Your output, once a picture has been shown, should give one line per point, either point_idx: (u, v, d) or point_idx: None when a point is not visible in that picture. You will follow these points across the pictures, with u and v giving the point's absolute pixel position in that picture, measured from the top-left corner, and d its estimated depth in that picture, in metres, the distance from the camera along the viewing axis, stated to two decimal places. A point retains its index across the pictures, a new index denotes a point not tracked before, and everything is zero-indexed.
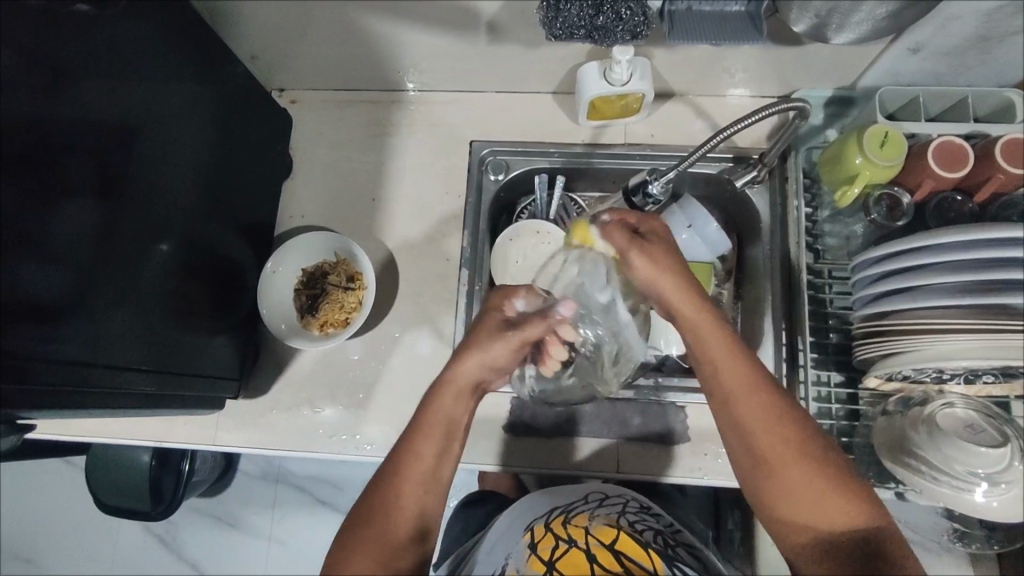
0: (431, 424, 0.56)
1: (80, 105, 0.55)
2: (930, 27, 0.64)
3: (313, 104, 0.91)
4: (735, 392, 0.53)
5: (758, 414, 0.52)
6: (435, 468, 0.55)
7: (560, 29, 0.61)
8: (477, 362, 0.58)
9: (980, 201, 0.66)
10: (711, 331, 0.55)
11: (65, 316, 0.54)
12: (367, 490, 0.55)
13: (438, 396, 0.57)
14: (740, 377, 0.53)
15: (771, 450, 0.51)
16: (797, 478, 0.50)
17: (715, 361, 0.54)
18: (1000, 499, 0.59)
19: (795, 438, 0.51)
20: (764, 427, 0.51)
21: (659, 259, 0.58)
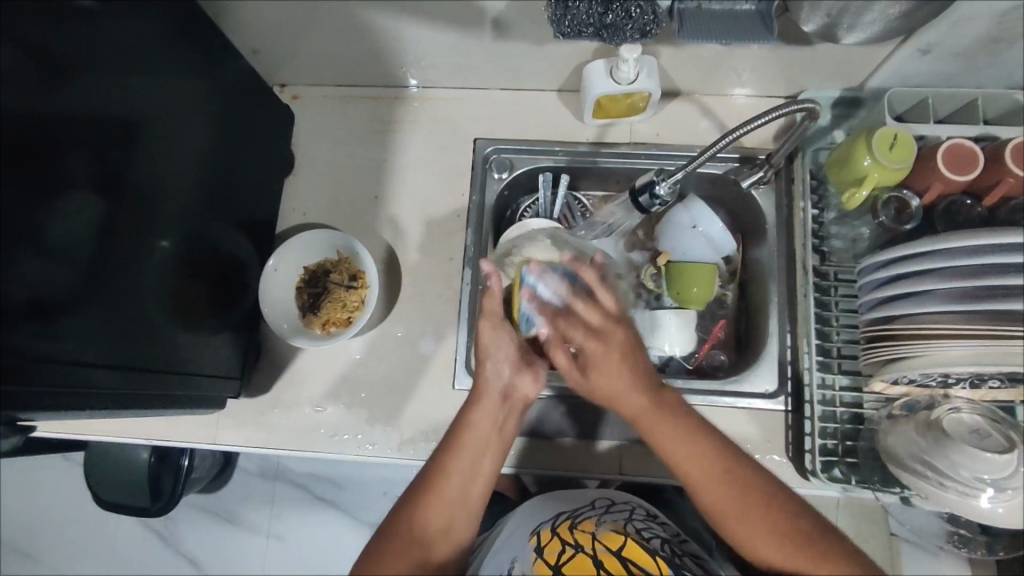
0: (463, 444, 0.59)
1: (82, 101, 0.54)
2: (942, 27, 0.63)
3: (315, 99, 0.90)
4: (697, 483, 0.56)
5: (723, 502, 0.55)
6: (467, 486, 0.58)
7: (568, 26, 0.60)
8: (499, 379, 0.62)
9: (989, 204, 0.66)
10: (659, 422, 0.58)
11: (64, 314, 0.53)
12: (403, 500, 0.59)
13: (472, 416, 0.61)
14: (700, 465, 0.56)
15: (750, 534, 0.54)
16: (781, 548, 0.53)
17: (671, 455, 0.57)
18: (1006, 505, 0.58)
19: (742, 491, 0.55)
20: (734, 512, 0.55)
21: (605, 353, 0.58)
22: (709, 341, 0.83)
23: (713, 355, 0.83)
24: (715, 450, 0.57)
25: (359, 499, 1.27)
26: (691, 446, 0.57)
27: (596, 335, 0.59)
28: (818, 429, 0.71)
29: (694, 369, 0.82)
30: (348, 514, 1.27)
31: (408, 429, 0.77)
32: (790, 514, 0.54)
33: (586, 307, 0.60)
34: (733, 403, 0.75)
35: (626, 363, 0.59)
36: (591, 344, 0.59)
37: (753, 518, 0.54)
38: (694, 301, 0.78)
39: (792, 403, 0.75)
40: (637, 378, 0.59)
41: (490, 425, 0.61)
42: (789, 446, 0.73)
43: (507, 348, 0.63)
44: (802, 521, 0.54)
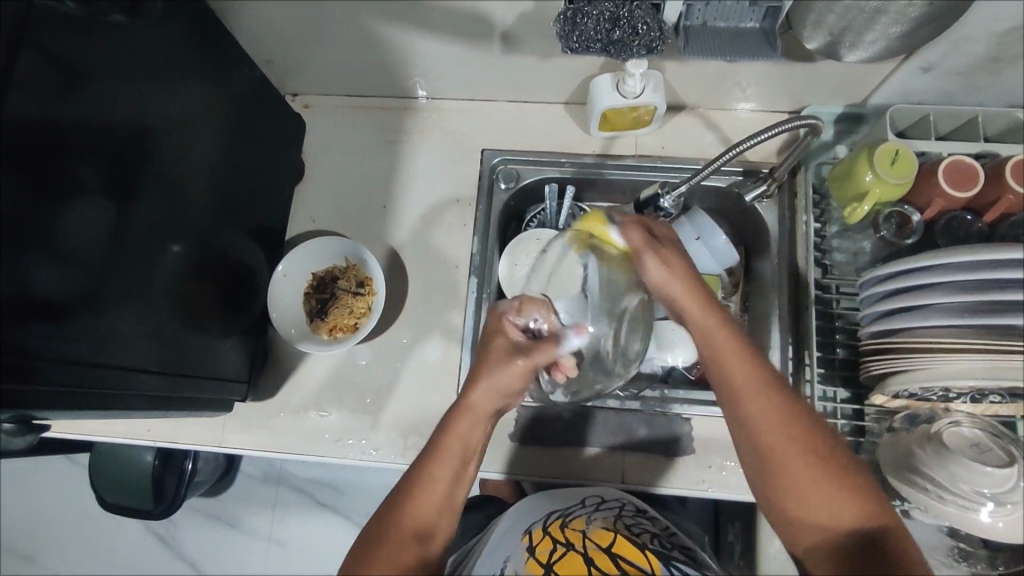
0: (450, 440, 0.57)
1: (100, 110, 0.56)
2: (942, 47, 0.64)
3: (326, 109, 0.91)
4: (771, 430, 0.52)
5: (766, 401, 0.53)
6: (458, 476, 0.58)
7: (575, 41, 0.62)
8: (490, 399, 0.58)
9: (989, 220, 0.67)
10: (735, 361, 0.55)
11: (80, 316, 0.55)
12: (392, 494, 0.58)
13: (456, 413, 0.58)
14: (742, 368, 0.54)
15: (790, 460, 0.51)
16: (802, 462, 0.51)
17: (723, 352, 0.56)
18: (1006, 520, 0.59)
19: (788, 418, 0.52)
20: (779, 438, 0.52)
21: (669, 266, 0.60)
22: None
23: None
24: (773, 383, 0.54)
25: (360, 506, 1.27)
26: (746, 370, 0.54)
27: (646, 252, 0.60)
28: None
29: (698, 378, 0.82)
30: (349, 520, 1.27)
31: (412, 435, 0.78)
32: (816, 432, 0.52)
33: (668, 252, 0.60)
34: None
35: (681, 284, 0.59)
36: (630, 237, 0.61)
37: (776, 413, 0.52)
38: None
39: None
40: (700, 300, 0.58)
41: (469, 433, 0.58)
42: None
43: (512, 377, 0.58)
44: (830, 455, 0.51)
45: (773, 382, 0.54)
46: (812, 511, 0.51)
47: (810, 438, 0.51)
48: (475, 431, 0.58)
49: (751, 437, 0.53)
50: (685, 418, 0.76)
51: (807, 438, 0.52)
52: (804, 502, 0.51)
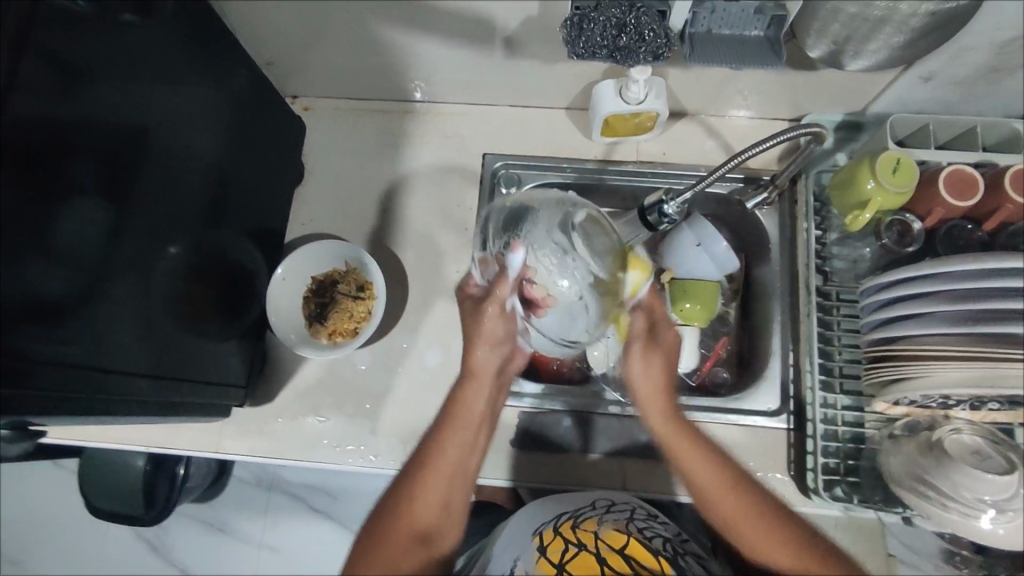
0: (456, 421, 0.60)
1: (99, 109, 0.55)
2: (943, 57, 0.65)
3: (327, 112, 0.91)
4: (728, 511, 0.59)
5: (761, 531, 0.57)
6: (461, 465, 0.60)
7: (582, 47, 0.62)
8: (490, 359, 0.63)
9: (989, 229, 0.67)
10: (694, 444, 0.62)
11: (74, 318, 0.54)
12: (394, 483, 0.60)
13: (456, 398, 0.62)
14: (711, 476, 0.60)
15: (749, 528, 0.58)
16: (755, 520, 0.58)
17: (701, 474, 0.60)
18: (1007, 527, 0.59)
19: (757, 511, 0.58)
20: (742, 522, 0.58)
21: (656, 367, 0.65)
22: (712, 358, 0.83)
23: (715, 372, 0.83)
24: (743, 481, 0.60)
25: (355, 512, 1.26)
26: (690, 438, 0.62)
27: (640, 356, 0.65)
28: (821, 449, 0.71)
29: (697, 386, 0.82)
30: (344, 526, 1.26)
31: (412, 441, 0.77)
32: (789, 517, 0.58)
33: (638, 318, 0.67)
34: (736, 420, 0.75)
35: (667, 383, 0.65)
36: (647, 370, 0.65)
37: (767, 528, 0.57)
38: (696, 318, 0.79)
39: (795, 421, 0.75)
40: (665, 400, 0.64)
41: (466, 433, 0.60)
42: (792, 463, 0.74)
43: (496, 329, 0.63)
44: (777, 508, 0.59)
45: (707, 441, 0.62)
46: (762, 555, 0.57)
47: (748, 498, 0.59)
48: (471, 434, 0.61)
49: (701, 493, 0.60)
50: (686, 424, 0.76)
51: (765, 510, 0.58)
52: (750, 547, 0.58)
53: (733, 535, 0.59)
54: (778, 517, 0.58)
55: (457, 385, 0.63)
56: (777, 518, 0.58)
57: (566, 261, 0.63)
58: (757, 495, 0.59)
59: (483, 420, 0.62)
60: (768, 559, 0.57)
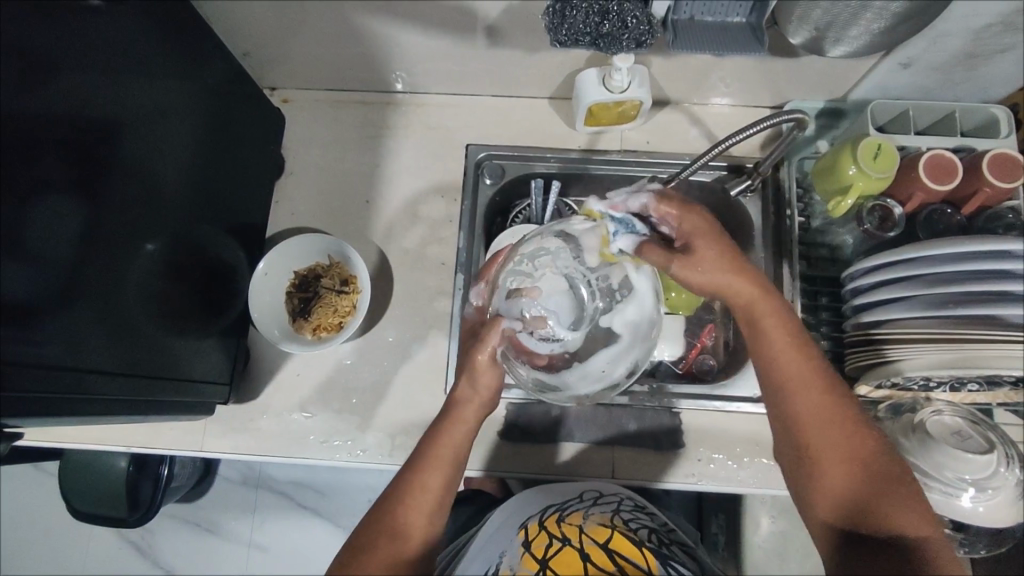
0: (438, 455, 0.59)
1: (68, 103, 0.54)
2: (921, 43, 0.65)
3: (307, 103, 0.89)
4: (796, 382, 0.54)
5: (833, 443, 0.52)
6: (441, 492, 0.59)
7: (564, 34, 0.61)
8: (474, 404, 0.62)
9: (968, 213, 0.69)
10: (758, 304, 0.57)
11: (50, 318, 0.52)
12: (376, 506, 0.58)
13: (442, 424, 0.61)
14: (791, 363, 0.55)
15: (815, 420, 0.53)
16: (819, 410, 0.53)
17: (774, 352, 0.56)
18: (987, 504, 0.61)
19: (842, 420, 0.53)
20: (794, 381, 0.55)
21: (712, 233, 0.59)
22: (697, 346, 0.83)
23: (701, 360, 0.82)
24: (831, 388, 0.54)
25: (343, 508, 1.25)
26: (770, 301, 0.57)
27: (694, 235, 0.59)
28: None
29: (683, 373, 0.82)
30: (332, 522, 1.25)
31: (399, 435, 0.76)
32: (864, 443, 0.52)
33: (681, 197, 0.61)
34: (722, 407, 0.76)
35: (733, 253, 0.59)
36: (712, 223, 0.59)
37: (842, 448, 0.52)
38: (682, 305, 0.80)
39: None
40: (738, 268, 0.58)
41: (446, 468, 0.59)
42: None
43: (490, 368, 0.62)
44: (869, 437, 0.53)
45: (787, 318, 0.57)
46: (819, 463, 0.53)
47: (832, 397, 0.54)
48: (451, 466, 0.60)
49: (771, 374, 0.56)
50: (674, 411, 0.76)
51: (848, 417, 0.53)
52: (807, 444, 0.53)
53: (790, 409, 0.54)
54: (851, 421, 0.53)
55: (441, 416, 0.62)
56: (849, 424, 0.53)
57: (549, 289, 0.71)
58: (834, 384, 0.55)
59: (463, 455, 0.61)
60: (818, 463, 0.53)
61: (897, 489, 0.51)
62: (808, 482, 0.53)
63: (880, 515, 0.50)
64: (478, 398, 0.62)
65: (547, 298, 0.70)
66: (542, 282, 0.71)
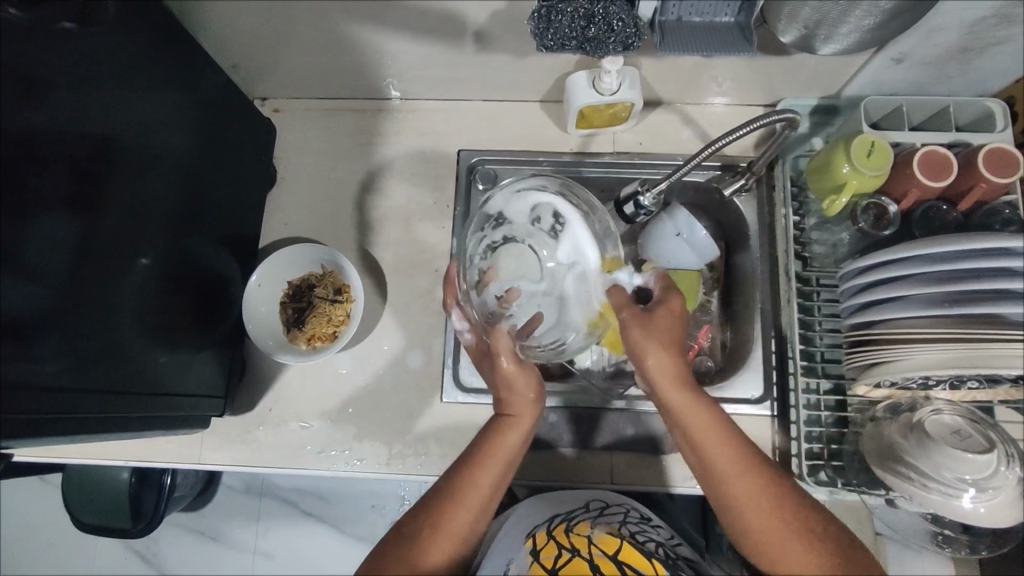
0: (496, 456, 0.60)
1: (62, 120, 0.53)
2: (913, 39, 0.64)
3: (298, 112, 0.89)
4: (728, 475, 0.56)
5: (779, 540, 0.54)
6: (491, 495, 0.59)
7: (550, 39, 0.61)
8: (525, 413, 0.64)
9: (963, 209, 0.68)
10: (691, 403, 0.59)
11: (45, 337, 0.52)
12: (429, 500, 0.58)
13: (497, 429, 0.62)
14: (727, 457, 0.57)
15: (760, 517, 0.54)
16: (760, 505, 0.55)
17: (708, 448, 0.57)
18: (988, 505, 0.60)
19: (788, 511, 0.54)
20: (730, 478, 0.56)
21: (655, 319, 0.62)
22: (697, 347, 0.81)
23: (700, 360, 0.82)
24: (772, 479, 0.56)
25: (347, 513, 1.26)
26: (699, 408, 0.59)
27: (642, 328, 0.62)
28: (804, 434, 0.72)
29: None
30: (335, 528, 1.25)
31: (396, 444, 0.76)
32: (815, 528, 0.54)
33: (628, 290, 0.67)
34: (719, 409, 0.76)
35: (672, 346, 0.62)
36: (664, 311, 0.64)
37: (793, 540, 0.53)
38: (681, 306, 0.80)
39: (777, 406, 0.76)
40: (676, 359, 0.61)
41: (501, 473, 0.59)
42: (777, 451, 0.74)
43: (529, 381, 0.65)
44: (817, 521, 0.54)
45: (708, 402, 0.59)
46: (761, 544, 0.55)
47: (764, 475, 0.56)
48: (505, 471, 0.60)
49: (708, 472, 0.57)
50: None
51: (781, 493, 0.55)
52: (762, 540, 0.55)
53: (735, 510, 0.56)
54: (798, 513, 0.54)
55: (496, 420, 0.63)
56: (796, 517, 0.54)
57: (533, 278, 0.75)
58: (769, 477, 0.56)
59: (515, 461, 0.62)
60: (777, 561, 0.54)
61: (856, 568, 0.53)
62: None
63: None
64: (528, 406, 0.64)
65: (529, 293, 0.74)
66: (519, 277, 0.75)
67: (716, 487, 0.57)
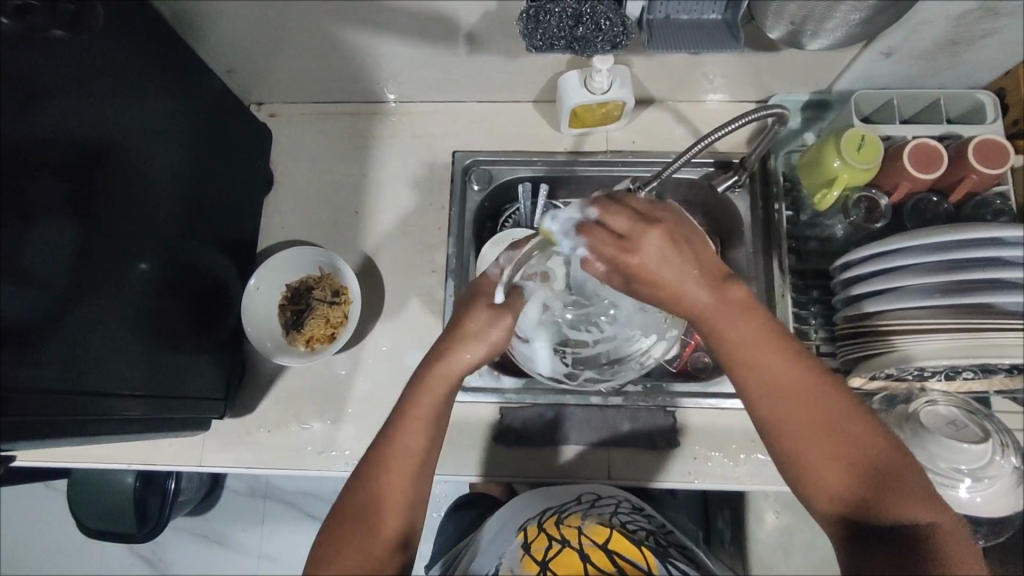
0: (414, 416, 0.55)
1: (60, 126, 0.54)
2: (900, 33, 0.65)
3: (294, 117, 0.90)
4: (779, 389, 0.50)
5: (826, 453, 0.50)
6: (422, 455, 0.55)
7: (540, 39, 0.61)
8: (463, 359, 0.56)
9: (955, 200, 0.69)
10: (735, 315, 0.51)
11: (47, 341, 0.53)
12: (354, 475, 0.55)
13: (425, 381, 0.56)
14: (772, 373, 0.51)
15: (805, 430, 0.50)
16: (804, 421, 0.50)
17: (750, 360, 0.51)
18: (985, 493, 0.61)
19: (835, 422, 0.50)
20: (779, 393, 0.50)
21: (668, 237, 0.50)
22: (692, 343, 0.81)
23: (696, 356, 0.81)
24: (819, 391, 0.50)
25: None
26: (746, 313, 0.51)
27: (646, 238, 0.49)
28: None
29: (678, 370, 0.82)
30: None
31: None
32: (859, 444, 0.50)
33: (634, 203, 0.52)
34: (716, 404, 0.76)
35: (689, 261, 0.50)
36: (658, 238, 0.49)
37: (836, 455, 0.49)
38: None
39: None
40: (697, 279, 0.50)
41: (425, 431, 0.55)
42: None
43: (488, 318, 0.58)
44: (864, 434, 0.50)
45: (766, 318, 0.52)
46: (811, 470, 0.50)
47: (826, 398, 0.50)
48: (432, 427, 0.56)
49: (748, 382, 0.52)
50: (671, 410, 0.76)
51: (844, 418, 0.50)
52: (799, 454, 0.50)
53: (777, 424, 0.51)
54: (843, 425, 0.50)
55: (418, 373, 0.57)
56: (841, 430, 0.50)
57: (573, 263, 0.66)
58: (822, 387, 0.51)
59: (445, 413, 0.57)
60: (815, 473, 0.50)
61: (899, 483, 0.49)
62: (806, 489, 0.51)
63: (879, 505, 0.49)
64: (478, 348, 0.57)
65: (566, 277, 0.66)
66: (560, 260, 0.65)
67: (755, 398, 0.51)
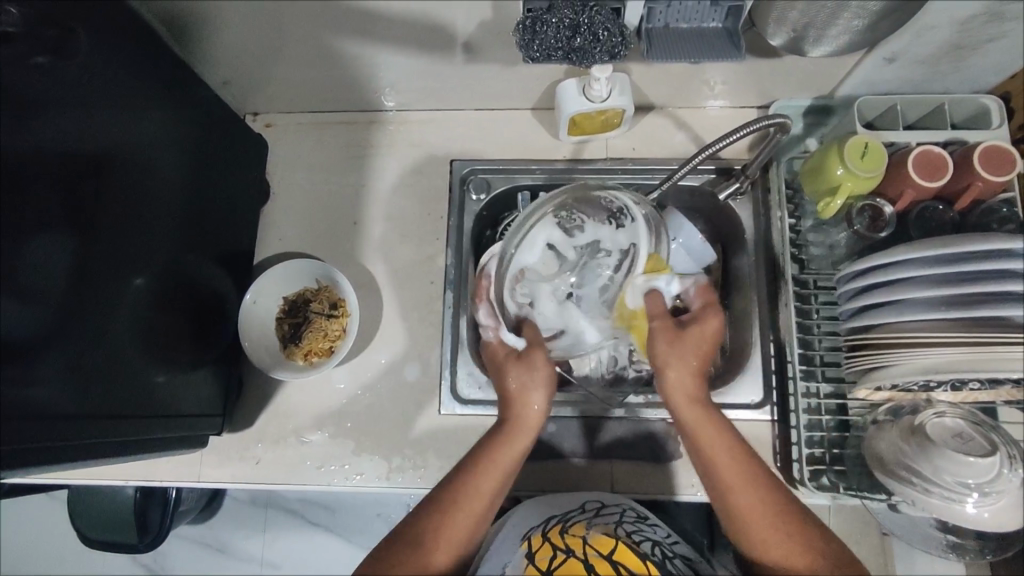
0: (492, 464, 0.59)
1: (53, 142, 0.54)
2: (904, 39, 0.64)
3: (290, 126, 0.89)
4: (738, 484, 0.58)
5: (781, 545, 0.56)
6: (492, 498, 0.59)
7: (536, 50, 0.61)
8: (533, 418, 0.63)
9: (961, 208, 0.67)
10: (711, 424, 0.61)
11: (42, 358, 0.52)
12: (421, 507, 0.58)
13: (499, 436, 0.61)
14: (734, 468, 0.59)
15: (763, 522, 0.57)
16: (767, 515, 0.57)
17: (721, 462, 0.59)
18: (991, 509, 0.59)
19: (792, 518, 0.57)
20: (741, 489, 0.58)
21: (702, 332, 0.63)
22: None
23: None
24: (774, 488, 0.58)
25: (352, 522, 1.26)
26: (720, 429, 0.61)
27: (693, 338, 0.63)
28: (805, 438, 0.72)
29: None
30: (342, 537, 1.25)
31: (395, 458, 0.76)
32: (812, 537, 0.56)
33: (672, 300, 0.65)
34: None
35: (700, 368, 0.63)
36: (705, 330, 0.63)
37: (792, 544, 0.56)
38: None
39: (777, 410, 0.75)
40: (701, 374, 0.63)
41: (501, 479, 0.59)
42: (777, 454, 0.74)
43: (541, 382, 0.64)
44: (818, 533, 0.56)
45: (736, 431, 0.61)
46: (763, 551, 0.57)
47: (771, 495, 0.58)
48: (504, 480, 0.60)
49: (718, 480, 0.59)
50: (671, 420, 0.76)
51: (788, 513, 0.57)
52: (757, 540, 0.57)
53: (745, 516, 0.57)
54: (801, 521, 0.57)
55: (498, 428, 0.63)
56: (798, 524, 0.57)
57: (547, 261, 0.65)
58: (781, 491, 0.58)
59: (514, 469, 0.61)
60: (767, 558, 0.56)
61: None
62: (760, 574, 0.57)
63: None
64: (529, 409, 0.63)
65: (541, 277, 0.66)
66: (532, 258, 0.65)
67: (721, 491, 0.59)
